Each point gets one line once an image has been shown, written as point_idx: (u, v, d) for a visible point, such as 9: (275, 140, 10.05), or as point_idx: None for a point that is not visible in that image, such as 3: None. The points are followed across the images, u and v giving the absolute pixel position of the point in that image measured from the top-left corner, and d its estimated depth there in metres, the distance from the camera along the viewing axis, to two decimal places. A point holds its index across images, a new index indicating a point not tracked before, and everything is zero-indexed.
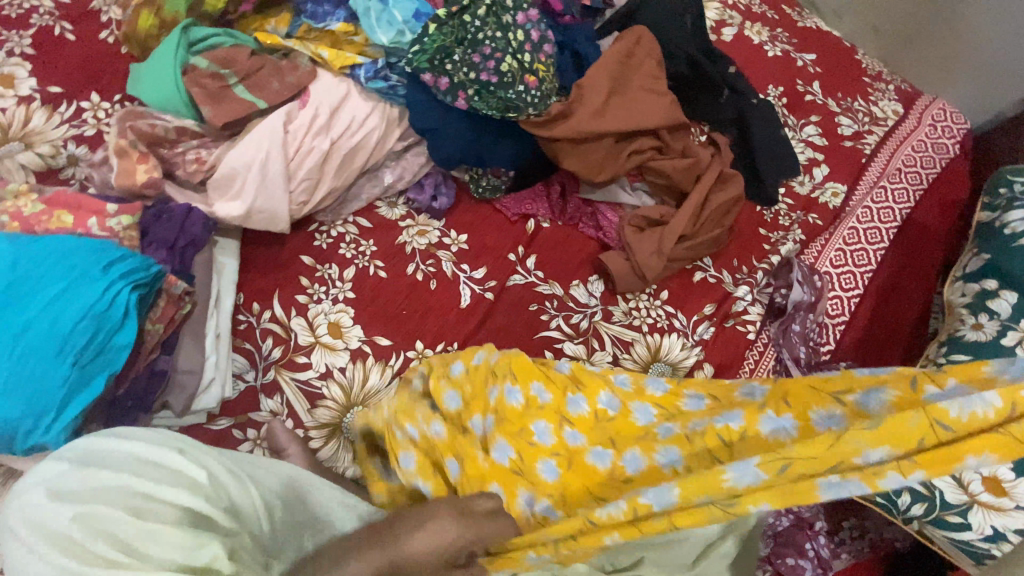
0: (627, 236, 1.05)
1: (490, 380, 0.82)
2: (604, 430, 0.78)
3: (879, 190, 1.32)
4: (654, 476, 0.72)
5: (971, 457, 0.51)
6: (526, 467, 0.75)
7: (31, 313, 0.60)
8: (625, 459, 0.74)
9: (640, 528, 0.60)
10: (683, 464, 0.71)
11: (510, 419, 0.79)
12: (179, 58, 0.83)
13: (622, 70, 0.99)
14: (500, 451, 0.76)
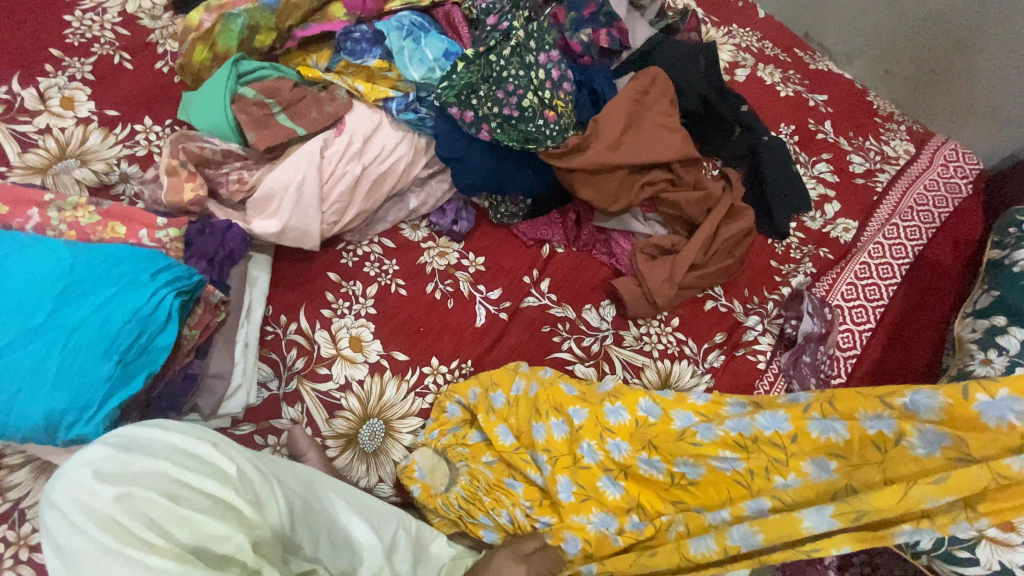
0: (639, 263, 1.08)
1: (534, 416, 0.87)
2: (645, 437, 0.82)
3: (891, 227, 1.34)
4: (716, 479, 0.78)
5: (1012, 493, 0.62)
6: (592, 490, 0.81)
7: (83, 314, 0.65)
8: (681, 469, 0.79)
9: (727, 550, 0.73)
10: (743, 467, 0.76)
11: (560, 453, 0.84)
12: (229, 88, 0.90)
13: (637, 107, 1.05)
14: (564, 483, 0.82)
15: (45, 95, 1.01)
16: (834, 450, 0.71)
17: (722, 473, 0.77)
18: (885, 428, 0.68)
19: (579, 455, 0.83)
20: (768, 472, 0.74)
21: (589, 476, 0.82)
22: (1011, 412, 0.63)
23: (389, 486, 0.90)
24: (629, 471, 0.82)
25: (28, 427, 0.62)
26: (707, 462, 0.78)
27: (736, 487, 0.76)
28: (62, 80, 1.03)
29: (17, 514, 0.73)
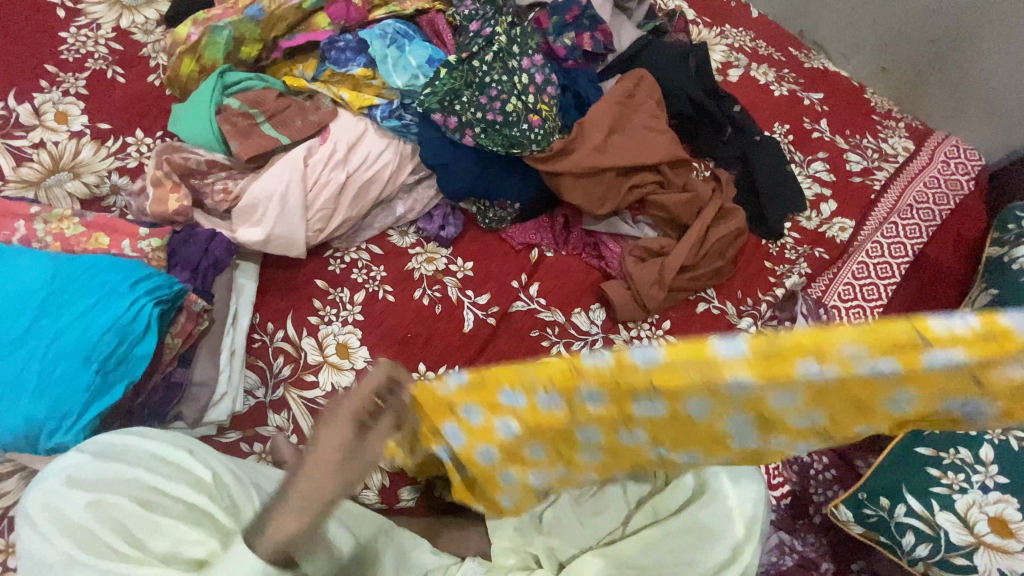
0: (628, 266, 1.07)
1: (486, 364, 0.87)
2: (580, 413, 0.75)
3: (889, 226, 1.32)
4: (632, 453, 0.60)
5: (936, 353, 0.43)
6: (489, 405, 0.60)
7: (63, 323, 0.66)
8: (639, 407, 0.53)
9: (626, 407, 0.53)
10: (621, 400, 0.53)
11: (484, 384, 0.59)
12: (215, 100, 0.92)
13: (623, 109, 1.04)
14: (502, 425, 0.61)
15: (39, 110, 1.03)
16: (880, 389, 0.46)
17: (706, 422, 0.53)
18: (905, 398, 0.47)
19: (530, 399, 0.57)
20: (710, 421, 0.54)
21: (546, 364, 0.54)
22: None
23: (374, 493, 0.89)
24: (576, 413, 0.56)
25: (9, 435, 0.63)
26: (675, 408, 0.52)
27: (721, 396, 0.49)
28: (56, 94, 1.05)
29: (3, 523, 0.74)
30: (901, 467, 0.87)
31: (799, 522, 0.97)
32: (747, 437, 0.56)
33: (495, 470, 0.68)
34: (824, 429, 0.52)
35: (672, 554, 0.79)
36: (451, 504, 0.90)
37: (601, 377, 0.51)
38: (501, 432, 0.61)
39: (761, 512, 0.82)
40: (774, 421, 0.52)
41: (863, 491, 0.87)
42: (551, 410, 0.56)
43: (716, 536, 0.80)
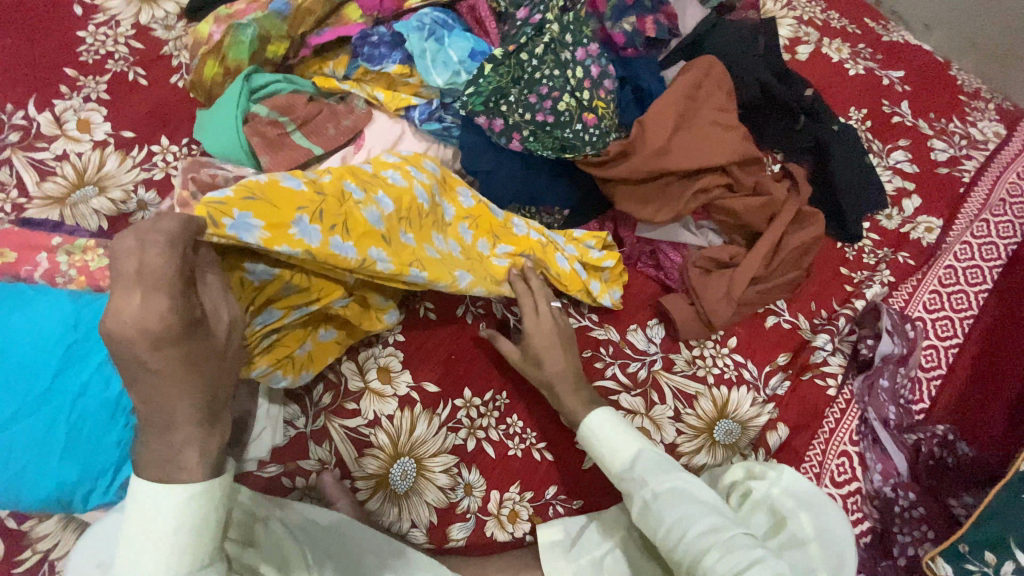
0: (691, 279, 0.97)
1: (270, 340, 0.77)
2: (402, 256, 0.75)
3: (981, 224, 1.18)
4: (360, 224, 0.70)
5: (516, 222, 0.94)
6: (346, 207, 0.70)
7: (86, 377, 0.60)
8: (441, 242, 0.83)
9: (396, 195, 0.77)
10: (394, 207, 0.76)
11: (277, 212, 0.63)
12: (241, 107, 0.83)
13: (689, 103, 0.92)
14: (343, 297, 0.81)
15: (60, 118, 0.97)
16: (528, 245, 0.93)
17: (466, 243, 0.88)
18: (551, 235, 0.95)
19: (358, 210, 0.70)
20: (409, 200, 0.78)
21: (407, 253, 0.76)
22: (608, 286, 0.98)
23: (422, 532, 0.84)
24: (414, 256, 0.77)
25: (43, 500, 0.59)
26: (478, 261, 0.87)
27: (479, 267, 0.87)
28: (77, 101, 0.99)
29: (46, 567, 0.72)
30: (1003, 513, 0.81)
31: (881, 564, 0.89)
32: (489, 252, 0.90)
33: (320, 338, 0.83)
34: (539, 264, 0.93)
35: None
36: (503, 543, 0.84)
37: (407, 220, 0.77)
38: (371, 208, 0.73)
39: (847, 551, 0.76)
40: (453, 257, 0.84)
41: (964, 544, 0.82)
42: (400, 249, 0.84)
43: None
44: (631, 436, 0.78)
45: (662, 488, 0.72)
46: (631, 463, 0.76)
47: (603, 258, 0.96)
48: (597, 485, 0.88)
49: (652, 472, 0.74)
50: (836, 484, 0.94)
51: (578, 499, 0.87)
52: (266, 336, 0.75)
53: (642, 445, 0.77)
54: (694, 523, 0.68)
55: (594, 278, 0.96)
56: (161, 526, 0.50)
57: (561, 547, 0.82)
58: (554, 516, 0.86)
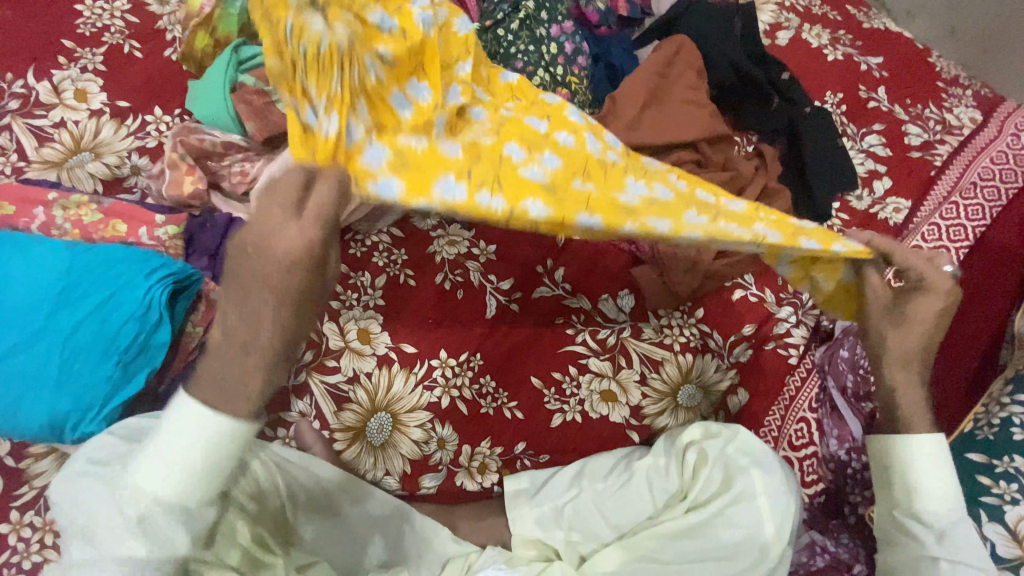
0: (660, 252, 1.01)
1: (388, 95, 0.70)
2: (501, 176, 0.70)
3: (950, 206, 1.21)
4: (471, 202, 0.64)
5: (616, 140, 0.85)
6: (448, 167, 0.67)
7: (79, 315, 0.64)
8: (576, 186, 0.73)
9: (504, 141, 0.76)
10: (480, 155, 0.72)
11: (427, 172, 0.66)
12: (229, 75, 0.87)
13: (660, 82, 0.96)
14: (425, 18, 0.73)
15: (59, 88, 1.02)
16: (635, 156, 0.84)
17: (575, 147, 0.81)
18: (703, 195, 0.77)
19: (514, 172, 0.71)
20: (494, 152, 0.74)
21: (570, 197, 0.71)
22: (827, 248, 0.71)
23: (395, 480, 0.88)
24: (551, 183, 0.73)
25: (33, 429, 0.63)
26: (611, 203, 0.72)
27: (690, 204, 0.75)
28: (75, 72, 1.03)
29: (40, 502, 0.77)
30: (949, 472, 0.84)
31: (833, 523, 0.94)
32: (638, 189, 0.76)
33: (409, 12, 0.71)
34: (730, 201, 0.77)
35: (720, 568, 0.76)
36: (472, 493, 0.89)
37: (649, 204, 0.73)
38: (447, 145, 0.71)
39: (794, 507, 0.78)
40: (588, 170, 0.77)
41: None
42: (479, 119, 0.79)
43: (742, 523, 0.77)
44: (936, 465, 0.73)
45: (963, 544, 0.70)
46: (948, 521, 0.71)
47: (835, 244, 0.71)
48: (564, 441, 0.93)
49: (932, 515, 0.71)
50: (792, 448, 0.99)
51: (544, 454, 0.92)
52: (345, 8, 0.64)
53: (936, 483, 0.72)
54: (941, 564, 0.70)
55: (836, 239, 0.71)
56: (188, 464, 0.50)
57: (527, 495, 0.86)
58: (521, 469, 0.91)
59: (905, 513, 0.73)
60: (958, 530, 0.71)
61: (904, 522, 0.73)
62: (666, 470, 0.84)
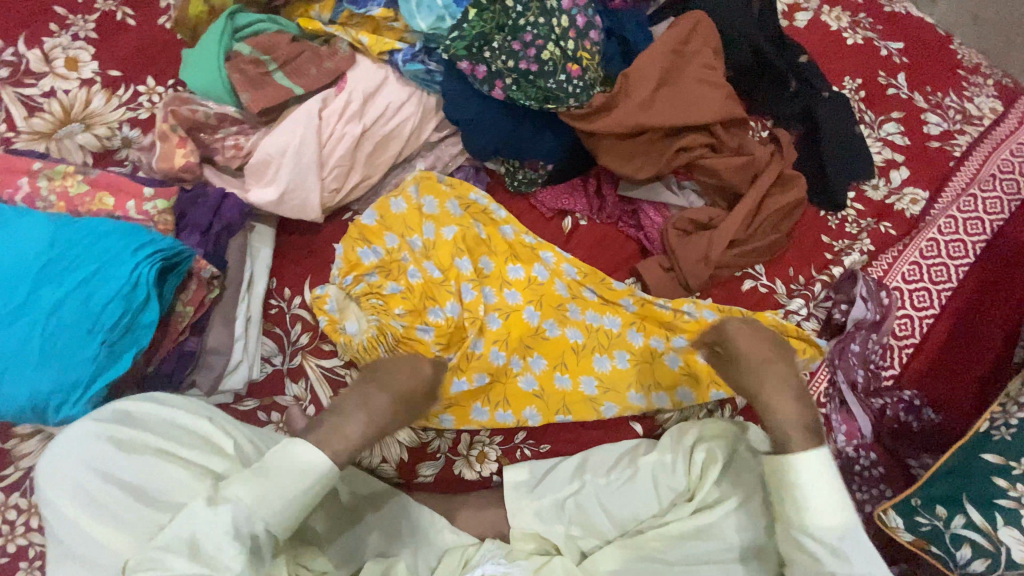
0: (670, 240, 0.97)
1: (403, 268, 0.88)
2: (526, 344, 0.91)
3: (968, 198, 1.17)
4: (495, 334, 0.90)
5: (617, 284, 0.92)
6: (478, 359, 0.88)
7: (62, 293, 0.61)
8: (558, 383, 0.90)
9: (495, 282, 0.92)
10: (504, 321, 0.91)
11: (456, 367, 0.87)
12: (224, 44, 0.84)
13: (675, 60, 0.92)
14: (429, 230, 0.91)
15: (48, 55, 0.98)
16: (624, 293, 0.92)
17: (552, 278, 0.93)
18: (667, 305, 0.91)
19: (517, 321, 0.91)
20: (488, 317, 0.90)
21: (557, 348, 0.91)
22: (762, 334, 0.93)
23: (392, 467, 0.86)
24: (536, 340, 0.91)
25: (15, 410, 0.61)
26: (610, 302, 0.93)
27: (665, 325, 0.92)
28: (65, 39, 0.99)
29: (27, 483, 0.76)
30: (962, 472, 0.81)
31: None
32: (613, 322, 0.92)
33: (425, 222, 0.91)
34: (703, 308, 0.92)
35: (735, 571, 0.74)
36: (470, 482, 0.87)
37: (605, 385, 0.90)
38: (446, 313, 0.88)
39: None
40: (578, 300, 0.93)
41: (917, 497, 0.82)
42: (492, 330, 0.90)
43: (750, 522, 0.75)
44: (818, 495, 0.66)
45: (856, 555, 0.65)
46: (840, 532, 0.65)
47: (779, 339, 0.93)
48: (566, 432, 0.90)
49: (817, 532, 0.66)
50: None
51: (545, 444, 0.89)
52: (359, 282, 0.86)
53: (821, 506, 0.66)
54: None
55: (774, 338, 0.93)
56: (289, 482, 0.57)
57: (527, 487, 0.83)
58: (521, 458, 0.88)
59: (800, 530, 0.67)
60: (852, 541, 0.65)
61: (801, 540, 0.67)
62: (674, 467, 0.81)
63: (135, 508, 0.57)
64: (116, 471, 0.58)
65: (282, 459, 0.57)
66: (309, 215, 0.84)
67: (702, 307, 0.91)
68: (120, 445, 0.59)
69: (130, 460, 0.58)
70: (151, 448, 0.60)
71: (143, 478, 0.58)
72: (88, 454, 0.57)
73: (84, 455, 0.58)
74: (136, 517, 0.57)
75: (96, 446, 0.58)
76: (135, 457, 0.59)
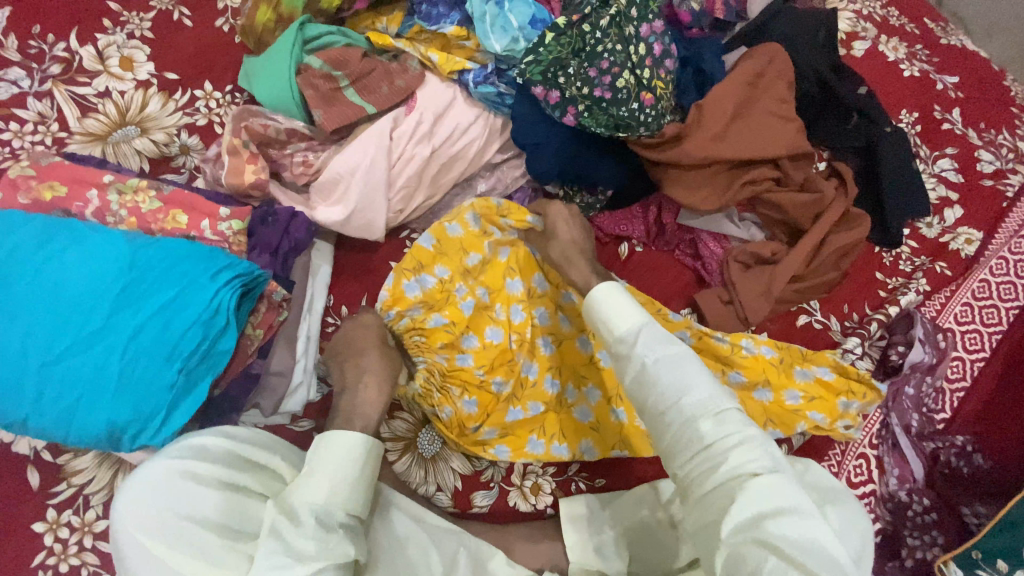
0: (731, 272, 0.96)
1: (451, 293, 0.86)
2: (579, 371, 0.90)
3: (1020, 240, 1.17)
4: (548, 361, 0.89)
5: (673, 316, 0.93)
6: (532, 387, 0.87)
7: (141, 318, 0.59)
8: (615, 416, 0.89)
9: (549, 306, 0.91)
10: (556, 348, 0.90)
11: (508, 397, 0.86)
12: (295, 58, 0.81)
13: (749, 92, 0.91)
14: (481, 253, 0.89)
15: (103, 54, 0.95)
16: (680, 326, 0.93)
17: None
18: (723, 339, 0.92)
19: (570, 347, 0.90)
20: (539, 345, 0.89)
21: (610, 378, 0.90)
22: (822, 373, 0.92)
23: (447, 496, 0.84)
24: (590, 368, 0.90)
25: (89, 438, 0.59)
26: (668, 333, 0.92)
27: (719, 359, 0.92)
28: (121, 37, 0.97)
29: (80, 500, 0.74)
30: (1022, 526, 0.82)
31: (888, 564, 0.91)
32: None
33: (476, 245, 0.89)
34: (760, 342, 0.93)
35: None
36: (525, 513, 0.86)
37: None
38: (499, 339, 0.87)
39: (869, 546, 0.73)
40: None
41: (977, 550, 0.82)
42: (546, 357, 0.89)
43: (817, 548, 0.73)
44: (640, 310, 0.69)
45: (670, 359, 0.63)
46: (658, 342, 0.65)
47: (839, 378, 0.91)
48: (621, 466, 0.89)
49: (654, 344, 0.65)
50: (851, 485, 0.95)
51: (599, 478, 0.88)
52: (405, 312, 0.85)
53: (650, 321, 0.68)
54: (700, 395, 0.61)
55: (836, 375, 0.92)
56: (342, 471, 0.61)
57: (585, 521, 0.82)
58: (575, 491, 0.87)
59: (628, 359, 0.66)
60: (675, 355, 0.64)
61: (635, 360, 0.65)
62: None
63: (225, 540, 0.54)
64: (199, 505, 0.55)
65: (327, 445, 0.62)
66: (373, 233, 0.83)
67: (760, 343, 0.92)
68: (197, 478, 0.57)
69: (211, 491, 0.57)
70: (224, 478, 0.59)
71: (225, 513, 0.56)
72: (172, 486, 0.55)
73: (162, 491, 0.55)
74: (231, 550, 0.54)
75: (179, 479, 0.56)
76: (214, 488, 0.57)
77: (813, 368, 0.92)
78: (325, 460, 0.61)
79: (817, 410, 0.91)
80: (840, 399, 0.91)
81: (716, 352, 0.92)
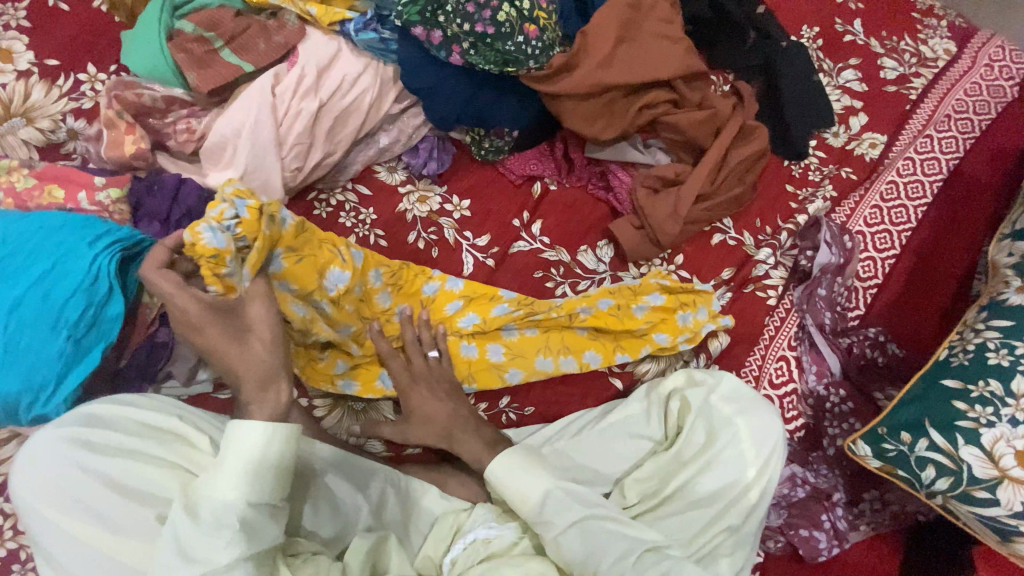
0: (639, 199, 0.98)
1: (297, 257, 0.76)
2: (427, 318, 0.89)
3: (924, 139, 1.20)
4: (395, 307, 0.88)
5: (501, 304, 0.90)
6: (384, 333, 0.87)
7: (21, 290, 0.61)
8: (464, 352, 0.89)
9: (394, 279, 0.88)
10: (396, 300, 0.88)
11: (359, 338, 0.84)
12: (163, 23, 0.81)
13: (633, 15, 0.92)
14: (336, 274, 0.80)
15: None
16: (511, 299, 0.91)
17: (444, 285, 0.90)
18: (561, 303, 0.92)
19: (415, 292, 0.89)
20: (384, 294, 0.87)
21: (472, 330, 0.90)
22: (656, 298, 0.95)
23: (380, 442, 0.86)
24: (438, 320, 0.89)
25: None
26: (501, 299, 0.91)
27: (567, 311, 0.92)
28: None
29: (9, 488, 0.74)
30: (923, 400, 0.84)
31: (811, 454, 0.96)
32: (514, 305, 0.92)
33: (331, 267, 0.79)
34: (605, 293, 0.94)
35: (700, 518, 0.77)
36: (459, 449, 0.89)
37: (513, 352, 0.91)
38: (351, 289, 0.82)
39: (778, 447, 0.80)
40: (477, 297, 0.90)
41: (883, 426, 0.85)
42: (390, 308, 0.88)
43: (714, 459, 0.80)
44: (540, 471, 0.74)
45: (558, 513, 0.71)
46: (554, 516, 0.71)
47: (668, 299, 0.95)
48: (549, 394, 0.92)
49: (560, 509, 0.71)
50: (773, 386, 0.99)
51: (529, 406, 0.91)
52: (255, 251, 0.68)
53: (550, 485, 0.72)
54: (603, 521, 0.71)
55: (678, 298, 0.95)
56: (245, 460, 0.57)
57: None
58: (507, 421, 0.90)
59: (539, 518, 0.71)
60: (585, 527, 0.70)
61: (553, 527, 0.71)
62: (647, 418, 0.86)
63: (130, 509, 0.57)
64: (92, 474, 0.57)
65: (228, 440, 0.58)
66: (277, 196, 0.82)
67: (594, 299, 0.93)
68: (91, 448, 0.59)
69: (104, 459, 0.59)
70: (121, 447, 0.60)
71: (124, 477, 0.59)
72: (61, 457, 0.57)
73: (59, 466, 0.57)
74: (134, 514, 0.57)
75: (69, 449, 0.58)
76: (108, 454, 0.59)
77: (653, 299, 0.95)
78: (230, 452, 0.57)
79: (661, 332, 0.94)
80: (679, 314, 0.95)
81: (561, 306, 0.91)
